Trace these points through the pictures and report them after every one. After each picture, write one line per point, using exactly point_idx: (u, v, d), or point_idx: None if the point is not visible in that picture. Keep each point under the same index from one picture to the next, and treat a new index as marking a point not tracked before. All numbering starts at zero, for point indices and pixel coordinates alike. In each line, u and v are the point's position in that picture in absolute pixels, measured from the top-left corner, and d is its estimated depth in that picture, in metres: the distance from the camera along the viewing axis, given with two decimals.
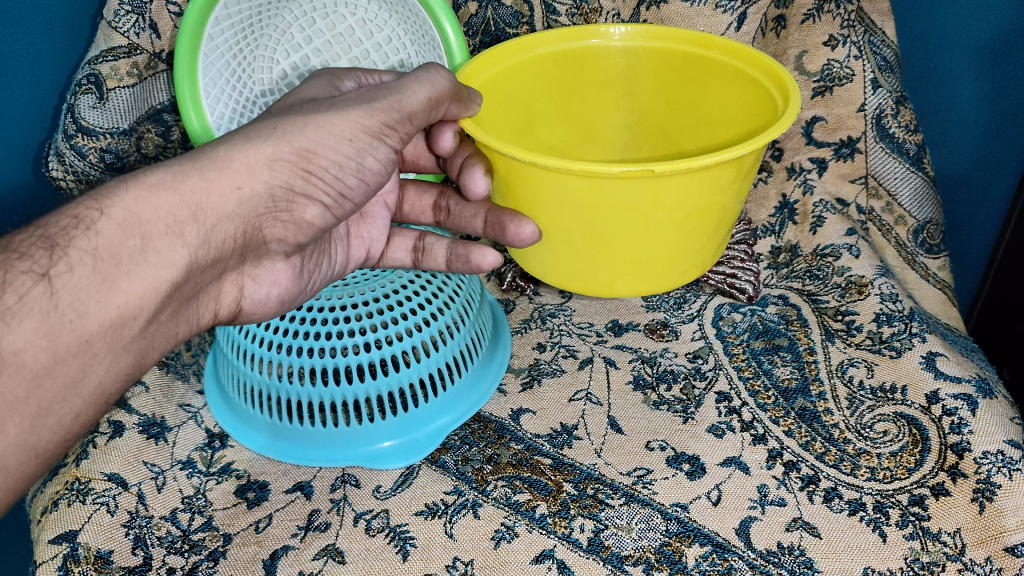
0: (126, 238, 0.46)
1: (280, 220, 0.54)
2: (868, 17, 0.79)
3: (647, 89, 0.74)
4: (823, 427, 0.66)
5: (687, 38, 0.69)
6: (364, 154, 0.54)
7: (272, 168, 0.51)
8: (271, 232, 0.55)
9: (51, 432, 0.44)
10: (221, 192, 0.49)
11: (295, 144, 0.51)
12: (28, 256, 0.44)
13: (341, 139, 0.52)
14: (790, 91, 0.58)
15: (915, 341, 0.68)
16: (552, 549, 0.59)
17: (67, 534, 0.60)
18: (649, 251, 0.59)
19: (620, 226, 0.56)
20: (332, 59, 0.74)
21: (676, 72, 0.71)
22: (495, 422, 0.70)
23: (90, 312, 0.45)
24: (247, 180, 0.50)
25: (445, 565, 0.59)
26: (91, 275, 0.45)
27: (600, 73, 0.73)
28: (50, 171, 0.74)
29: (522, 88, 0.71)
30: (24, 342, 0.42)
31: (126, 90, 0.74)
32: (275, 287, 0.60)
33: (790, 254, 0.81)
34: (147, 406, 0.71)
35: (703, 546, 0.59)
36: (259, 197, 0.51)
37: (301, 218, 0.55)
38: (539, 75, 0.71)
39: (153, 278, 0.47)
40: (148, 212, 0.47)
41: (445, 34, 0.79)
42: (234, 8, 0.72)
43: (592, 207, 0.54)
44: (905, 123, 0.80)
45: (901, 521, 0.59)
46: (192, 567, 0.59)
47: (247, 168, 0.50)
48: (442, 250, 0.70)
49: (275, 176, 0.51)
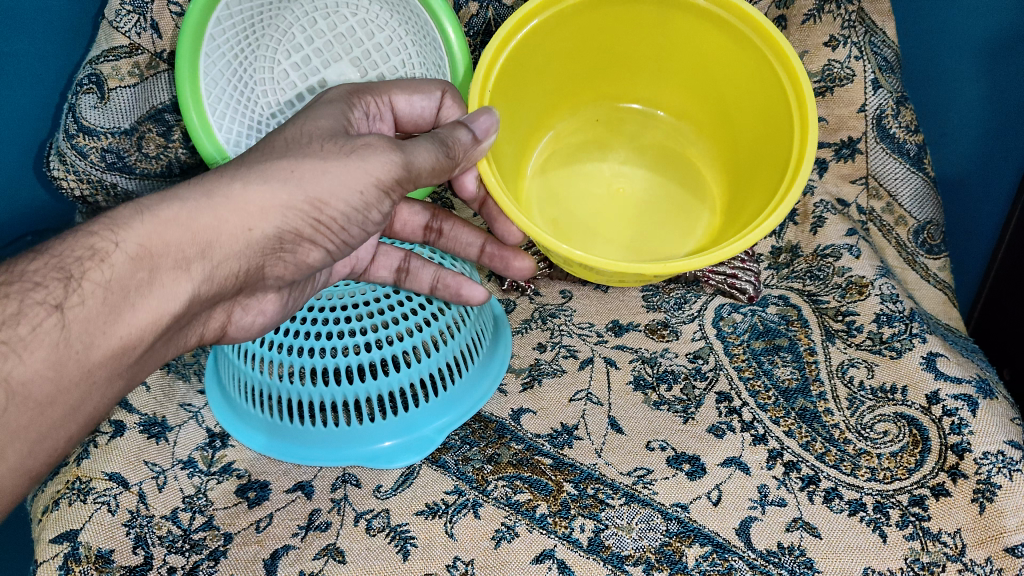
0: (136, 271, 0.46)
1: (283, 260, 0.54)
2: (869, 17, 0.80)
3: (669, 45, 0.68)
4: (823, 427, 0.66)
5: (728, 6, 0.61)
6: (371, 208, 0.54)
7: (285, 216, 0.50)
8: (272, 270, 0.54)
9: (47, 456, 0.45)
10: (232, 234, 0.49)
11: (309, 193, 0.50)
12: (42, 286, 0.44)
13: (351, 192, 0.52)
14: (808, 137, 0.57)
15: (915, 342, 0.68)
16: (553, 549, 0.60)
17: (69, 533, 0.60)
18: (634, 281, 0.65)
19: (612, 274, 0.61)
20: (332, 59, 0.74)
21: (710, 43, 0.65)
22: (495, 422, 0.70)
23: (96, 344, 0.45)
24: (259, 224, 0.49)
25: (445, 565, 0.59)
26: (101, 306, 0.45)
27: (624, 31, 0.67)
28: (51, 171, 0.74)
29: (542, 52, 0.66)
30: (33, 372, 0.43)
31: (127, 90, 0.74)
32: (261, 315, 0.60)
33: (790, 254, 0.81)
34: (148, 406, 0.70)
35: (703, 546, 0.59)
36: (267, 240, 0.50)
37: (303, 260, 0.55)
38: (552, 35, 0.65)
39: (156, 310, 0.47)
40: (160, 247, 0.47)
41: (445, 34, 0.76)
42: (235, 9, 0.71)
43: (586, 270, 0.60)
44: (905, 124, 0.80)
45: (901, 521, 0.59)
46: (192, 566, 0.60)
47: (260, 211, 0.49)
48: (428, 275, 0.70)
49: (286, 222, 0.50)
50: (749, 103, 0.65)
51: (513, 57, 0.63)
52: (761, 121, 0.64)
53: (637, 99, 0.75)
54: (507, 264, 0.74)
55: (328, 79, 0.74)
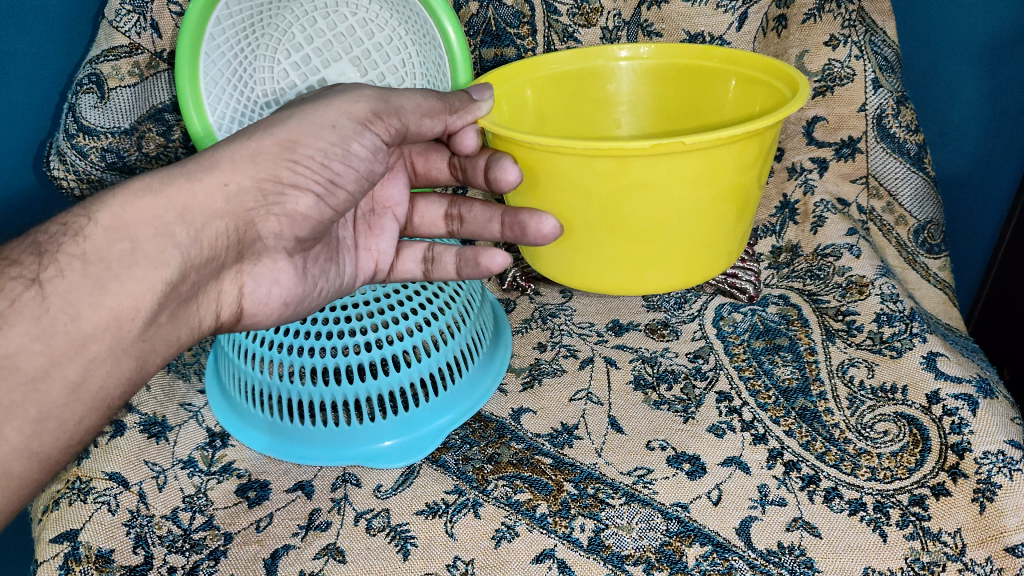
0: (115, 242, 0.48)
1: (273, 212, 0.55)
2: (869, 17, 0.77)
3: (654, 92, 0.76)
4: (823, 427, 0.67)
5: (686, 52, 0.72)
6: (349, 140, 0.54)
7: (255, 162, 0.52)
8: (265, 225, 0.55)
9: (56, 439, 0.46)
10: (206, 191, 0.51)
11: (277, 135, 0.52)
12: (18, 263, 0.47)
13: (321, 127, 0.53)
14: (795, 77, 0.60)
15: (916, 341, 0.69)
16: (553, 549, 0.59)
17: (70, 533, 0.60)
18: (668, 241, 0.59)
19: (647, 208, 0.55)
20: (332, 59, 0.74)
21: (686, 86, 0.74)
22: (495, 422, 0.70)
23: (83, 315, 0.46)
24: (233, 176, 0.52)
25: (445, 565, 0.58)
26: (81, 279, 0.47)
27: (606, 85, 0.76)
28: (51, 171, 0.74)
29: (535, 98, 0.73)
30: (16, 345, 0.44)
31: (127, 90, 0.74)
32: (275, 287, 0.59)
33: (790, 254, 0.83)
34: (148, 406, 0.71)
35: (703, 545, 0.58)
36: (247, 191, 0.52)
37: (293, 209, 0.55)
38: (547, 98, 0.74)
39: (147, 281, 0.48)
40: (134, 217, 0.49)
41: (444, 30, 0.78)
42: (235, 8, 0.72)
43: (615, 197, 0.55)
44: (906, 123, 0.79)
45: (901, 521, 0.59)
46: (192, 566, 0.58)
47: (231, 165, 0.52)
48: (452, 258, 0.69)
49: (259, 170, 0.52)
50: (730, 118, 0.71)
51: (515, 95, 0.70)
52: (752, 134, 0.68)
53: None
54: (525, 229, 0.61)
55: (328, 79, 0.74)
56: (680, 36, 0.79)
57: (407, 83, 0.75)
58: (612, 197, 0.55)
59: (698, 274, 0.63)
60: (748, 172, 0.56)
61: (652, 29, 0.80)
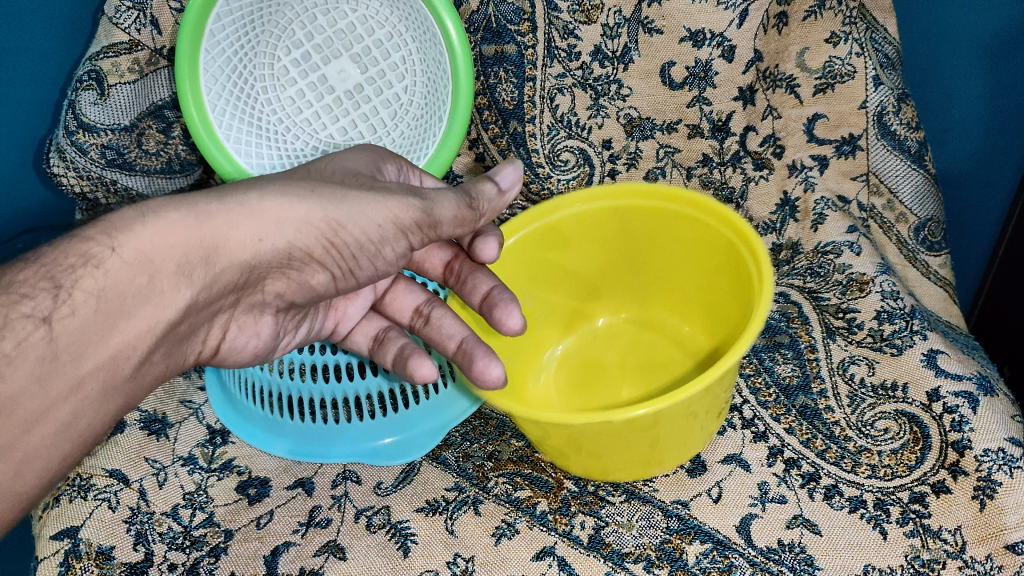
0: (134, 277, 0.45)
1: (286, 276, 0.54)
2: (870, 14, 0.76)
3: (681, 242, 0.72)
4: (823, 424, 0.67)
5: (733, 238, 0.65)
6: (381, 244, 0.55)
7: (299, 230, 0.50)
8: (272, 284, 0.55)
9: (35, 478, 0.45)
10: (241, 241, 0.49)
11: (329, 214, 0.51)
12: (29, 298, 0.43)
13: (367, 223, 0.53)
14: (762, 313, 0.56)
15: (917, 339, 0.69)
16: (553, 546, 0.59)
17: (69, 530, 0.60)
18: (622, 457, 0.58)
19: (597, 445, 0.57)
20: (332, 55, 0.75)
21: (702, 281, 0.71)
22: (496, 419, 0.71)
23: (87, 353, 0.44)
24: (270, 234, 0.49)
25: (446, 561, 0.59)
26: (94, 316, 0.44)
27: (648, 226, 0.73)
28: (51, 168, 0.74)
29: (576, 233, 0.73)
30: (18, 388, 0.42)
31: (127, 86, 0.73)
32: (254, 338, 0.59)
33: (791, 251, 0.81)
34: (149, 402, 0.70)
35: (703, 543, 0.59)
36: (275, 252, 0.51)
37: (306, 280, 0.56)
38: (594, 230, 0.74)
39: (151, 319, 0.46)
40: (160, 251, 0.46)
41: (444, 27, 0.72)
42: (235, 4, 0.70)
43: (573, 438, 0.57)
44: (907, 120, 0.78)
45: (902, 518, 0.59)
46: (192, 563, 0.59)
47: (273, 223, 0.49)
48: (396, 349, 0.66)
49: (297, 237, 0.51)
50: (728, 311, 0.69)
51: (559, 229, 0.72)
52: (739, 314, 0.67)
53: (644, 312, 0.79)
54: (469, 364, 0.57)
55: (328, 75, 0.75)
56: (680, 33, 0.76)
57: (407, 80, 0.76)
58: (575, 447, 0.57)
59: (694, 452, 0.63)
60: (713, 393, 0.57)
61: (653, 26, 0.76)
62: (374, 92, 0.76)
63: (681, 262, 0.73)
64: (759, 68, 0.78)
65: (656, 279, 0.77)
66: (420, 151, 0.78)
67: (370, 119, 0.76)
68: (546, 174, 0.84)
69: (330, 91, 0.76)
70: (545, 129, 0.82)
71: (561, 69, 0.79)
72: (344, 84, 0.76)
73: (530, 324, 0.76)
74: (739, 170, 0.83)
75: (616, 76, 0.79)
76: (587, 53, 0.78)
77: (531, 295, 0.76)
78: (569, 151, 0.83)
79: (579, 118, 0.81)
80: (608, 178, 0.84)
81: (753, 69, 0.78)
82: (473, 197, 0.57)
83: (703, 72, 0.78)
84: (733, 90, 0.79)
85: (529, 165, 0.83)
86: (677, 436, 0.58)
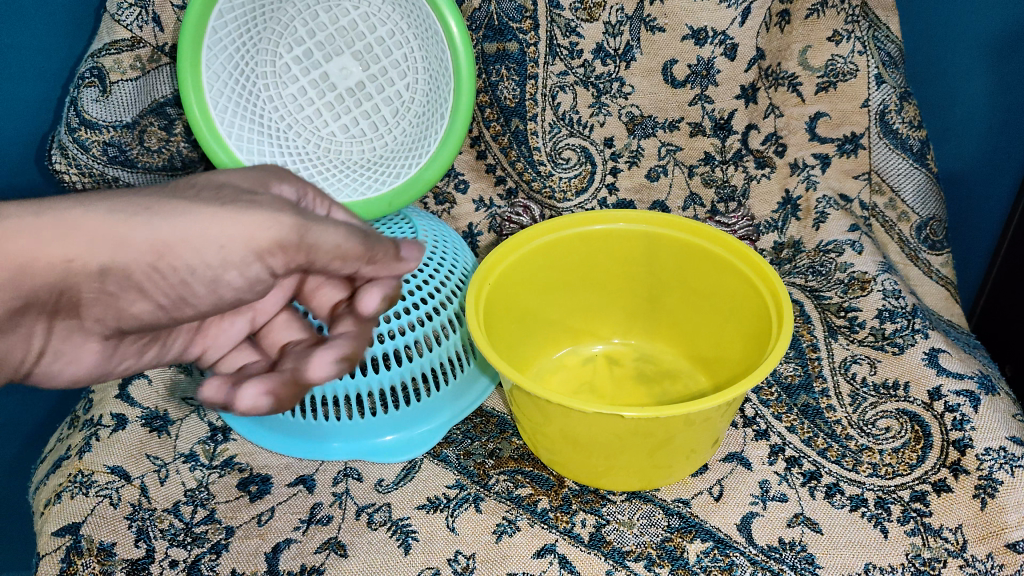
0: None
1: (103, 304, 0.40)
2: (873, 12, 0.76)
3: (687, 266, 0.73)
4: (825, 423, 0.67)
5: (747, 264, 0.67)
6: (231, 268, 0.42)
7: (120, 249, 0.38)
8: (88, 312, 0.41)
9: None
10: (48, 262, 0.37)
11: (156, 234, 0.39)
12: None
13: (212, 246, 0.40)
14: (781, 341, 0.57)
15: (918, 337, 0.70)
16: (553, 544, 0.59)
17: (71, 526, 0.59)
18: (624, 462, 0.58)
19: (596, 444, 0.56)
20: (333, 53, 0.75)
21: (710, 303, 0.72)
22: (497, 417, 0.71)
23: None
24: (82, 256, 0.38)
25: (446, 558, 0.58)
26: None
27: (661, 251, 0.74)
28: (54, 165, 0.73)
29: (583, 251, 0.75)
30: None
31: (129, 83, 0.74)
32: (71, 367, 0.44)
33: (793, 250, 0.82)
34: (150, 399, 0.70)
35: (704, 541, 0.58)
36: (88, 275, 0.39)
37: (125, 312, 0.42)
38: (601, 250, 0.75)
39: None
40: None
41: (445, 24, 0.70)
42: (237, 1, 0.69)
43: (570, 431, 0.57)
44: (909, 119, 0.78)
45: (902, 517, 0.59)
46: (194, 559, 0.58)
47: (88, 238, 0.38)
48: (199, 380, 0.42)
49: (115, 256, 0.38)
50: (735, 338, 0.70)
51: (567, 244, 0.74)
52: (749, 333, 0.68)
53: (645, 335, 0.80)
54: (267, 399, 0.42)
55: (330, 73, 0.76)
56: (683, 31, 0.76)
57: (409, 77, 0.76)
58: (572, 439, 0.58)
59: (699, 463, 0.62)
60: (731, 408, 0.58)
61: (655, 24, 0.76)
62: (375, 89, 0.76)
63: (694, 292, 0.74)
64: (761, 66, 0.78)
65: (670, 314, 0.77)
66: (422, 150, 0.76)
67: (372, 116, 0.77)
68: (547, 172, 0.83)
69: (332, 88, 0.76)
70: (546, 127, 0.81)
71: (563, 67, 0.78)
72: (346, 81, 0.76)
73: (530, 331, 0.77)
74: (740, 168, 0.82)
75: (617, 74, 0.79)
76: (588, 51, 0.78)
77: (537, 304, 0.76)
78: (571, 148, 0.82)
79: (580, 116, 0.81)
80: (609, 175, 0.84)
81: (754, 68, 0.77)
82: (372, 238, 0.44)
83: (705, 70, 0.78)
84: (735, 88, 0.78)
85: (530, 163, 0.83)
86: (679, 453, 0.58)
